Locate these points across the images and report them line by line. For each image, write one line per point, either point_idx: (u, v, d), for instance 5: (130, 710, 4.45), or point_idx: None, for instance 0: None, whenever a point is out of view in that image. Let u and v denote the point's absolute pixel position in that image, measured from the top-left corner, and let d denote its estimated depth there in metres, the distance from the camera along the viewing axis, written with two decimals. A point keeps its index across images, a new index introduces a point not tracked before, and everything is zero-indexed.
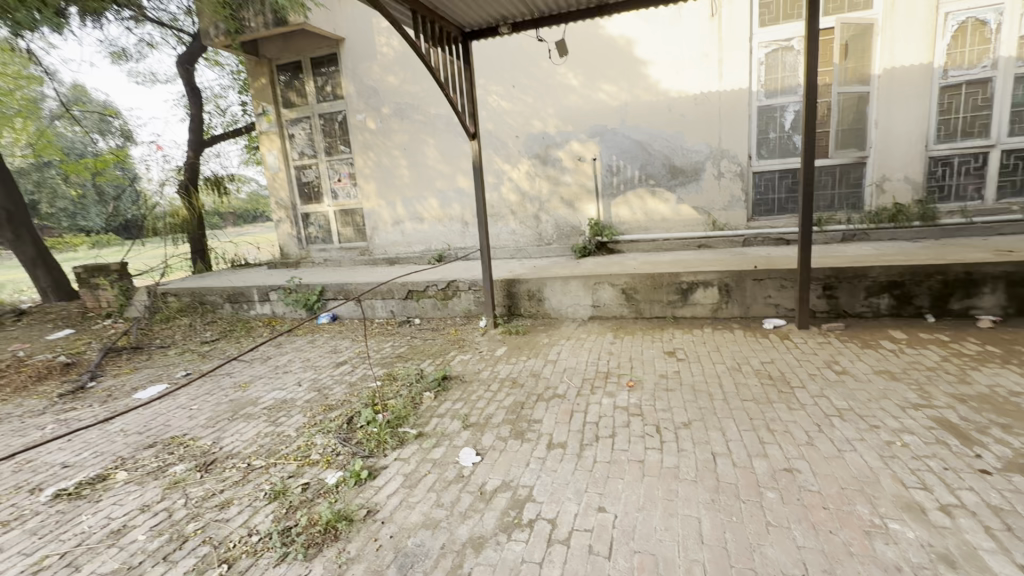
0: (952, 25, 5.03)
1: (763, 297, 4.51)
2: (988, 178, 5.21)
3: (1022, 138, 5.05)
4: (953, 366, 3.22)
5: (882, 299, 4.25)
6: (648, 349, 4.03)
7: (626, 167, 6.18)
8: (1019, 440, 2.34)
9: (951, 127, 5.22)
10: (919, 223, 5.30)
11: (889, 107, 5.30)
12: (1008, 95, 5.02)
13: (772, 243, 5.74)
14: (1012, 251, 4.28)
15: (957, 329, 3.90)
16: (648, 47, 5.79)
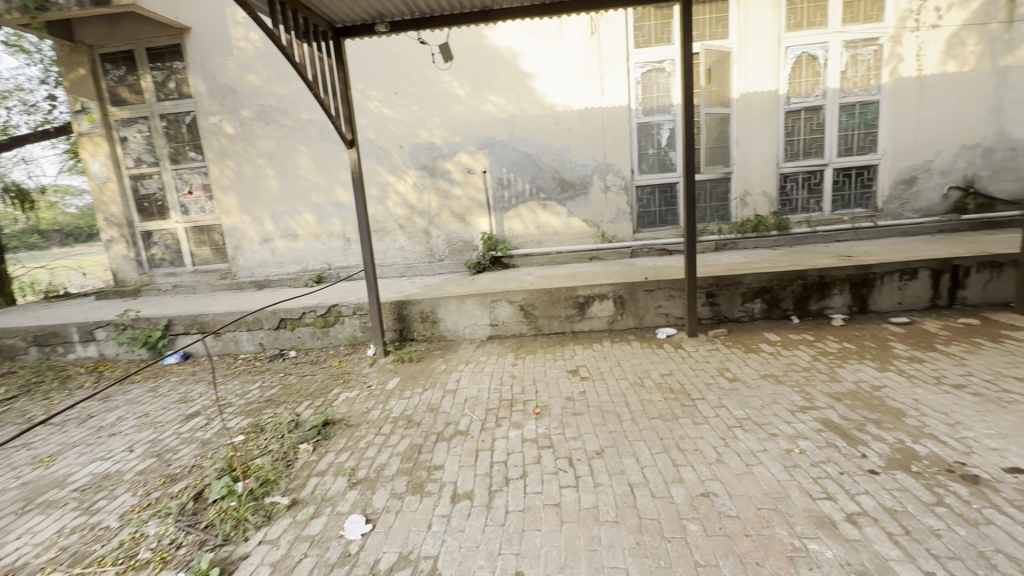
0: (791, 58, 5.71)
1: (655, 307, 4.62)
2: (825, 193, 5.97)
3: (848, 159, 5.86)
4: (823, 365, 3.50)
5: (756, 304, 4.58)
6: (551, 369, 3.86)
7: (516, 179, 6.07)
8: (891, 435, 2.52)
9: (795, 147, 5.90)
10: (776, 232, 5.90)
11: (746, 128, 5.84)
12: (836, 121, 5.81)
13: (656, 254, 6.01)
14: (851, 256, 4.88)
15: (817, 328, 4.31)
16: (532, 60, 5.76)
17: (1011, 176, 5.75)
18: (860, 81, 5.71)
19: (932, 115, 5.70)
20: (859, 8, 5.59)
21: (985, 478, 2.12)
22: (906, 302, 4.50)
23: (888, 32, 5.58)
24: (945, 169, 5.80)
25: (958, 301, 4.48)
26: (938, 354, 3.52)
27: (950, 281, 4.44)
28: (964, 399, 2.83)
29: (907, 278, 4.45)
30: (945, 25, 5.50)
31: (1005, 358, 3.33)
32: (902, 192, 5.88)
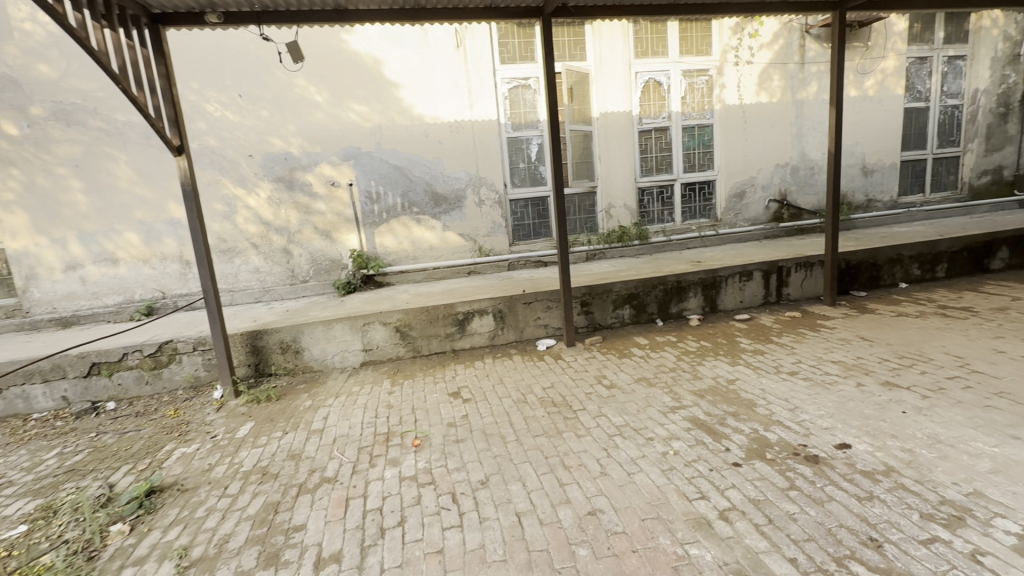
0: (641, 82, 6.25)
1: (534, 319, 4.63)
2: (676, 205, 6.60)
3: (692, 174, 6.56)
4: (686, 364, 3.76)
5: (625, 310, 4.83)
6: (431, 394, 3.62)
7: (386, 193, 5.75)
8: (747, 426, 2.74)
9: (649, 164, 6.44)
10: (637, 242, 6.36)
11: (607, 145, 6.23)
12: (680, 141, 6.46)
13: (533, 266, 6.10)
14: (701, 261, 5.41)
15: (678, 330, 4.67)
16: (397, 69, 5.52)
17: (812, 190, 6.92)
18: (697, 106, 6.45)
19: (753, 138, 6.63)
20: (692, 43, 6.31)
21: (823, 457, 2.37)
22: (746, 300, 5.10)
23: (715, 65, 6.38)
24: (765, 184, 6.77)
25: (784, 297, 5.19)
26: (775, 345, 4.00)
27: (777, 280, 5.13)
28: (799, 385, 3.21)
29: (746, 279, 5.05)
30: (757, 62, 6.46)
31: (824, 345, 3.88)
32: (735, 204, 6.74)
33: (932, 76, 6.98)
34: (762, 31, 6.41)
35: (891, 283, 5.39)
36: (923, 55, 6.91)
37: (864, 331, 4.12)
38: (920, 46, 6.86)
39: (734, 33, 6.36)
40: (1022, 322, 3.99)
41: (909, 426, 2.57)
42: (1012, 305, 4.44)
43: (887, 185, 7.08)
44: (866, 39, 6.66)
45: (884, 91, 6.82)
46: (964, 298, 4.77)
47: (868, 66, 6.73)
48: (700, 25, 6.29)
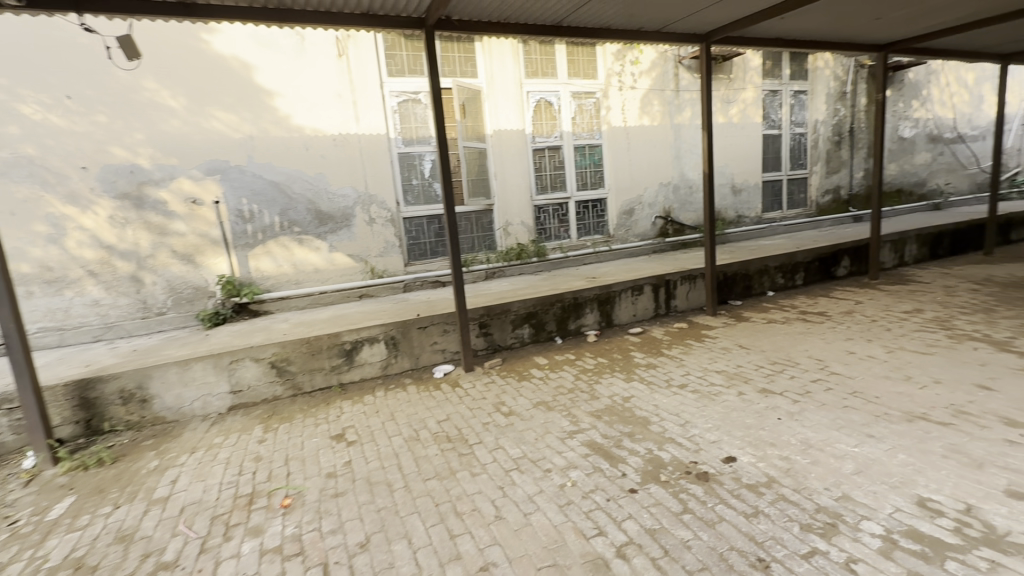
0: (532, 101, 6.32)
1: (430, 344, 4.36)
2: (571, 222, 6.74)
3: (585, 192, 6.75)
4: (584, 384, 3.72)
5: (525, 330, 4.74)
6: (311, 439, 3.20)
7: (261, 212, 5.16)
8: (642, 446, 2.71)
9: (544, 182, 6.52)
10: (536, 259, 6.36)
11: (502, 162, 6.20)
12: (573, 160, 6.63)
13: (430, 287, 5.83)
14: (596, 277, 5.53)
15: (576, 347, 4.68)
16: (271, 76, 5.02)
17: (691, 207, 7.46)
18: (587, 127, 6.67)
19: (639, 158, 7.00)
20: (579, 66, 6.54)
21: (712, 473, 2.38)
22: (639, 314, 5.27)
23: (601, 88, 6.66)
24: (651, 202, 7.18)
25: (672, 309, 5.45)
26: (665, 358, 4.13)
27: (665, 293, 5.38)
28: (688, 398, 3.29)
29: (637, 293, 5.22)
30: (638, 87, 6.86)
31: (708, 355, 4.07)
32: (626, 221, 7.05)
33: (783, 107, 7.92)
34: (642, 59, 6.84)
35: (761, 292, 5.91)
36: (775, 88, 7.83)
37: (741, 339, 4.41)
38: (772, 80, 7.76)
39: (616, 59, 6.71)
40: (865, 324, 4.52)
41: (785, 433, 2.70)
42: (855, 308, 5.05)
43: (753, 202, 7.86)
44: (729, 72, 7.39)
45: (746, 118, 7.60)
46: (819, 304, 5.34)
47: (732, 96, 7.46)
48: (586, 50, 6.55)
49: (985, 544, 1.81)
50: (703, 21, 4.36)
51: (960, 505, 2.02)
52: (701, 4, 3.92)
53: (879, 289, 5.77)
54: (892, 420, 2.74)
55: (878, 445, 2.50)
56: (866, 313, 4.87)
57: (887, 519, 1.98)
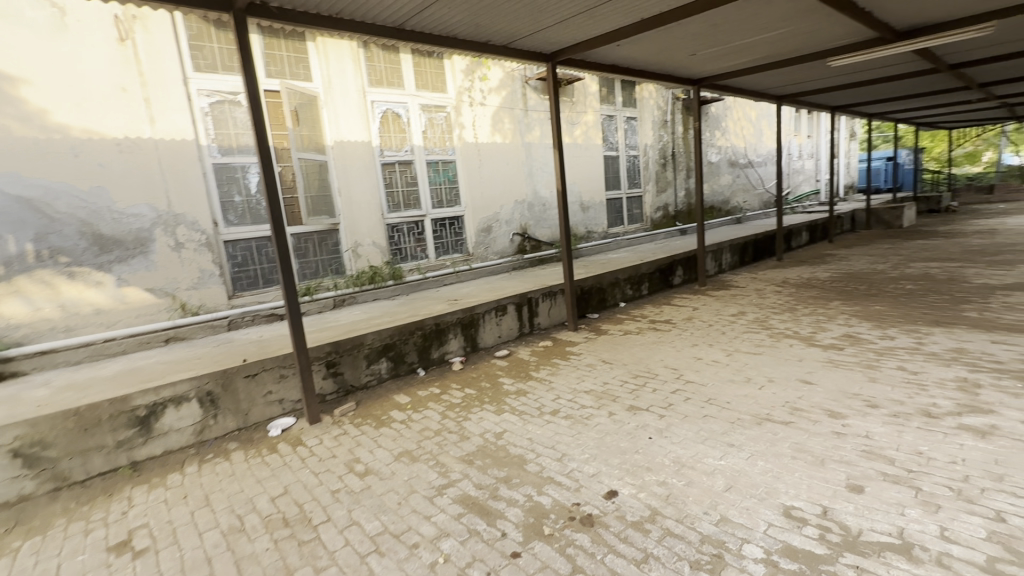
0: (378, 112, 5.83)
1: (263, 395, 3.57)
2: (428, 241, 6.36)
3: (441, 210, 6.44)
4: (451, 422, 3.33)
5: (382, 364, 4.20)
6: (78, 556, 2.27)
7: (4, 238, 3.79)
8: (520, 493, 2.42)
9: (396, 199, 6.05)
10: (392, 282, 5.82)
11: (346, 177, 5.58)
12: (426, 176, 6.27)
13: (264, 321, 4.92)
14: (458, 299, 5.21)
15: (441, 377, 4.28)
16: (12, 56, 3.73)
17: (546, 224, 7.63)
18: (439, 142, 6.38)
19: (494, 175, 6.93)
20: (427, 78, 6.24)
21: (596, 515, 2.19)
22: (504, 335, 5.08)
23: (452, 103, 6.45)
24: (508, 219, 7.15)
25: (536, 327, 5.38)
26: (534, 382, 3.95)
27: (528, 311, 5.29)
28: (561, 425, 3.12)
29: (501, 313, 5.03)
30: (489, 104, 6.80)
31: (575, 375, 4.00)
32: (484, 239, 6.90)
33: (618, 131, 8.62)
34: (490, 76, 6.80)
35: (614, 304, 6.19)
36: (611, 113, 8.49)
37: (603, 353, 4.46)
38: (608, 106, 8.39)
39: (466, 75, 6.56)
40: (704, 329, 4.93)
41: (658, 454, 2.65)
42: (694, 314, 5.53)
43: (599, 219, 8.36)
44: (571, 95, 7.78)
45: (589, 140, 8.06)
46: (664, 312, 5.76)
47: (575, 118, 7.87)
48: (433, 63, 6.28)
49: (847, 549, 1.87)
50: (547, 41, 4.39)
51: (818, 509, 2.10)
52: (544, 23, 3.89)
53: (709, 295, 6.45)
54: (746, 425, 2.87)
55: (740, 455, 2.56)
56: (703, 318, 5.34)
57: (764, 538, 1.96)
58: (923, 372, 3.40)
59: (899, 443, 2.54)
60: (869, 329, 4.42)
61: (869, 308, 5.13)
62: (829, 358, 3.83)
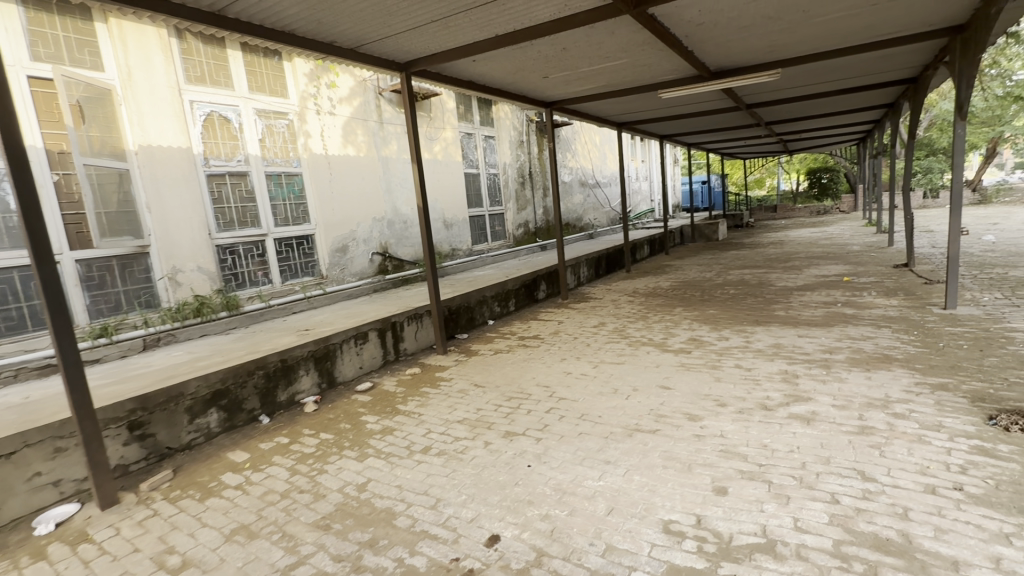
0: (200, 114, 4.95)
1: (26, 480, 2.63)
2: (271, 264, 5.57)
3: (286, 228, 5.70)
4: (303, 479, 2.81)
5: (211, 416, 3.45)
6: None
7: None
8: (389, 558, 2.06)
9: (227, 216, 5.18)
10: (225, 313, 4.92)
11: (158, 189, 4.61)
12: (265, 190, 5.50)
13: (37, 375, 3.75)
14: (310, 329, 4.59)
15: (290, 423, 3.65)
16: None
17: (408, 242, 7.26)
18: (281, 152, 5.65)
19: (347, 190, 6.38)
20: (263, 80, 5.51)
21: (478, 570, 1.93)
22: (366, 365, 4.59)
23: (294, 110, 5.79)
24: (366, 238, 6.63)
25: (401, 353, 4.98)
26: (402, 416, 3.57)
27: (392, 337, 4.87)
28: (434, 465, 2.82)
29: (361, 342, 4.55)
30: (339, 114, 6.26)
31: (447, 403, 3.72)
32: (340, 259, 6.30)
33: (477, 149, 8.66)
34: (339, 83, 6.28)
35: (483, 322, 6.07)
36: (469, 131, 8.49)
37: (475, 377, 4.26)
38: (466, 123, 8.38)
39: (310, 80, 5.96)
40: (571, 342, 5.03)
41: (538, 483, 2.50)
42: (560, 328, 5.64)
43: (463, 236, 8.25)
44: (428, 110, 7.58)
45: (448, 156, 7.93)
46: (531, 328, 5.79)
47: (434, 134, 7.68)
48: (269, 63, 5.57)
49: (723, 558, 1.89)
50: (399, 48, 4.12)
51: (693, 519, 2.12)
52: (394, 27, 3.61)
53: (571, 308, 6.70)
54: (618, 439, 2.88)
55: (616, 472, 2.53)
56: (569, 331, 5.48)
57: (649, 562, 1.90)
58: (755, 368, 3.83)
59: (748, 439, 2.76)
60: (709, 331, 4.92)
61: (706, 312, 5.75)
62: (680, 361, 4.14)
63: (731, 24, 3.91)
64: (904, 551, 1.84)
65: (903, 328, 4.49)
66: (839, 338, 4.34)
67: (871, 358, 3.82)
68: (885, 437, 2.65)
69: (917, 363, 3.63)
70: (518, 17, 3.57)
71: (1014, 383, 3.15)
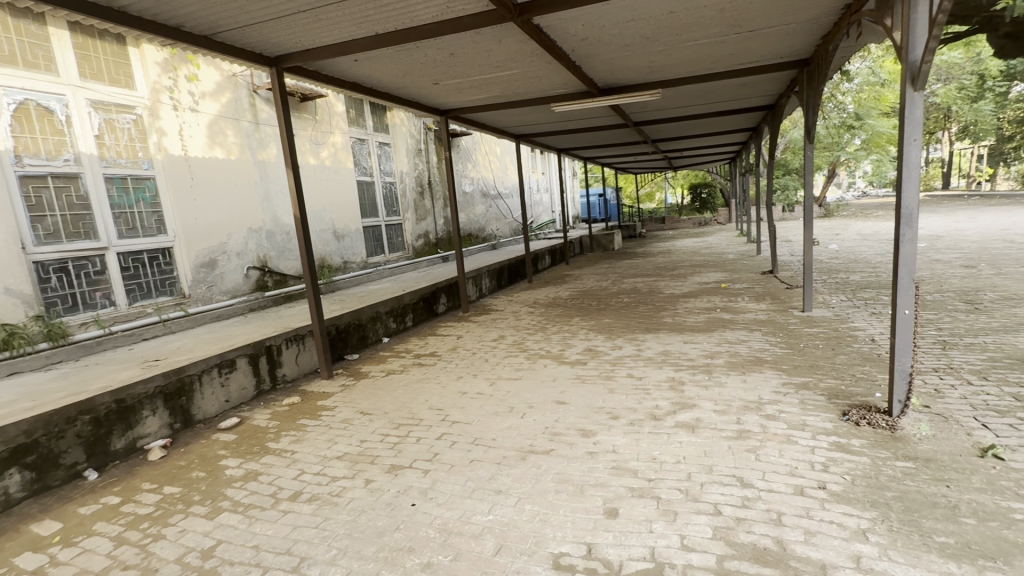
0: (8, 102, 4.02)
1: None
2: (112, 283, 4.72)
3: (132, 241, 4.87)
4: (131, 551, 2.28)
5: (11, 478, 2.72)
6: None
7: None
8: None
9: (50, 226, 4.29)
10: (47, 344, 4.04)
11: None
12: (104, 196, 4.66)
13: None
14: (160, 359, 3.90)
15: (125, 477, 3.01)
16: None
17: (290, 255, 6.63)
18: (125, 152, 4.83)
19: (214, 197, 5.62)
20: (99, 65, 4.68)
21: None
22: (233, 398, 4.00)
23: (144, 103, 5.00)
24: (239, 251, 5.92)
25: (278, 380, 4.44)
26: (271, 457, 3.11)
27: (267, 363, 4.32)
28: (303, 514, 2.44)
29: (227, 371, 3.96)
30: (203, 111, 5.53)
31: (326, 437, 3.31)
32: (206, 276, 5.55)
33: (371, 156, 8.21)
34: (201, 76, 5.55)
35: (376, 340, 5.66)
36: (361, 137, 8.03)
37: (362, 403, 3.88)
38: (357, 129, 7.91)
39: (163, 70, 5.19)
40: (469, 358, 4.83)
41: (421, 525, 2.25)
42: (458, 344, 5.42)
43: (356, 248, 7.73)
44: (313, 113, 7.02)
45: (338, 163, 7.40)
46: (429, 344, 5.50)
47: (320, 138, 7.12)
48: (108, 47, 4.74)
49: None
50: (266, 39, 3.68)
51: (584, 549, 2.01)
52: (255, 14, 3.19)
53: (472, 321, 6.53)
54: (511, 464, 2.72)
55: (507, 503, 2.36)
56: (467, 346, 5.28)
57: None
58: (645, 376, 3.92)
59: (638, 452, 2.74)
60: (604, 341, 5.00)
61: (601, 321, 5.88)
62: (576, 374, 4.12)
63: (614, 42, 4.01)
64: (779, 560, 1.87)
65: (771, 330, 4.90)
66: (719, 343, 4.62)
67: (746, 361, 4.08)
68: (759, 439, 2.77)
69: (784, 364, 3.94)
70: (397, 15, 3.33)
71: (860, 379, 3.51)
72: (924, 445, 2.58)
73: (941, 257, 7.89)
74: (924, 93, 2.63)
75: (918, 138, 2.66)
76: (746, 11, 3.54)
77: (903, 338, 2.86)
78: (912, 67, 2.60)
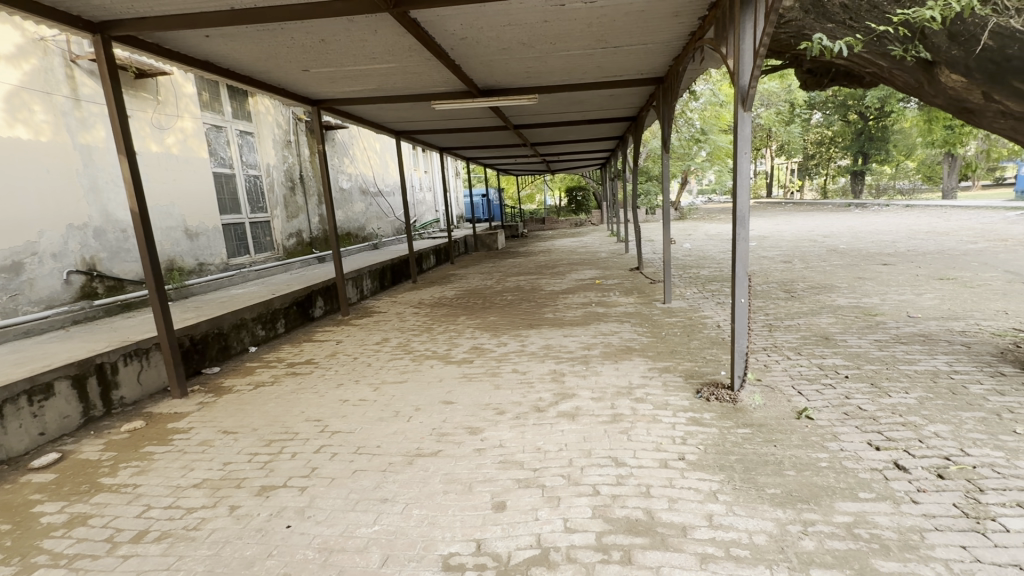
0: None
1: None
2: None
3: None
4: None
5: None
6: None
7: None
8: None
9: None
10: None
11: None
12: None
13: None
14: None
15: None
16: None
17: (126, 257, 5.70)
18: None
19: (15, 186, 4.57)
20: None
21: None
22: (50, 429, 3.31)
23: None
24: (56, 252, 4.93)
25: (114, 405, 3.77)
26: (106, 495, 2.63)
27: (99, 384, 3.65)
28: (150, 557, 2.10)
29: (40, 398, 3.26)
30: None
31: (180, 464, 2.89)
32: (9, 284, 4.51)
33: (230, 146, 7.36)
34: None
35: (239, 350, 5.07)
36: (217, 123, 7.14)
37: (224, 421, 3.46)
38: (211, 114, 7.02)
39: None
40: (350, 364, 4.58)
41: (299, 547, 2.08)
42: (338, 349, 5.10)
43: (214, 248, 6.88)
44: (153, 92, 6.08)
45: (188, 151, 6.50)
46: (304, 351, 5.10)
47: (164, 123, 6.18)
48: None
49: None
50: None
51: (473, 546, 2.02)
52: None
53: (353, 324, 6.20)
54: (397, 469, 2.63)
55: (393, 511, 2.28)
56: (347, 352, 4.99)
57: None
58: (529, 370, 4.06)
59: (524, 444, 2.83)
60: (489, 339, 5.08)
61: (487, 319, 5.97)
62: (463, 372, 4.12)
63: (491, 44, 4.07)
64: (649, 528, 2.06)
65: (638, 321, 5.40)
66: (595, 335, 4.96)
67: (618, 350, 4.45)
68: (630, 421, 3.03)
69: (649, 351, 4.36)
70: None
71: (710, 360, 4.03)
72: (758, 413, 3.05)
73: (767, 253, 9.41)
74: (751, 114, 3.08)
75: (748, 152, 3.11)
76: (611, 28, 3.83)
77: (740, 322, 3.34)
78: (743, 91, 3.03)
